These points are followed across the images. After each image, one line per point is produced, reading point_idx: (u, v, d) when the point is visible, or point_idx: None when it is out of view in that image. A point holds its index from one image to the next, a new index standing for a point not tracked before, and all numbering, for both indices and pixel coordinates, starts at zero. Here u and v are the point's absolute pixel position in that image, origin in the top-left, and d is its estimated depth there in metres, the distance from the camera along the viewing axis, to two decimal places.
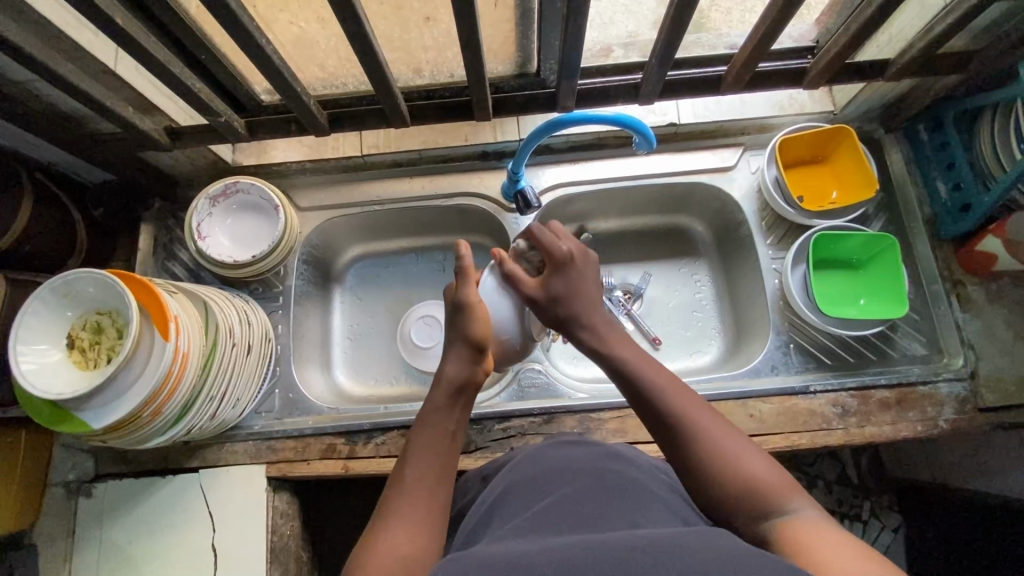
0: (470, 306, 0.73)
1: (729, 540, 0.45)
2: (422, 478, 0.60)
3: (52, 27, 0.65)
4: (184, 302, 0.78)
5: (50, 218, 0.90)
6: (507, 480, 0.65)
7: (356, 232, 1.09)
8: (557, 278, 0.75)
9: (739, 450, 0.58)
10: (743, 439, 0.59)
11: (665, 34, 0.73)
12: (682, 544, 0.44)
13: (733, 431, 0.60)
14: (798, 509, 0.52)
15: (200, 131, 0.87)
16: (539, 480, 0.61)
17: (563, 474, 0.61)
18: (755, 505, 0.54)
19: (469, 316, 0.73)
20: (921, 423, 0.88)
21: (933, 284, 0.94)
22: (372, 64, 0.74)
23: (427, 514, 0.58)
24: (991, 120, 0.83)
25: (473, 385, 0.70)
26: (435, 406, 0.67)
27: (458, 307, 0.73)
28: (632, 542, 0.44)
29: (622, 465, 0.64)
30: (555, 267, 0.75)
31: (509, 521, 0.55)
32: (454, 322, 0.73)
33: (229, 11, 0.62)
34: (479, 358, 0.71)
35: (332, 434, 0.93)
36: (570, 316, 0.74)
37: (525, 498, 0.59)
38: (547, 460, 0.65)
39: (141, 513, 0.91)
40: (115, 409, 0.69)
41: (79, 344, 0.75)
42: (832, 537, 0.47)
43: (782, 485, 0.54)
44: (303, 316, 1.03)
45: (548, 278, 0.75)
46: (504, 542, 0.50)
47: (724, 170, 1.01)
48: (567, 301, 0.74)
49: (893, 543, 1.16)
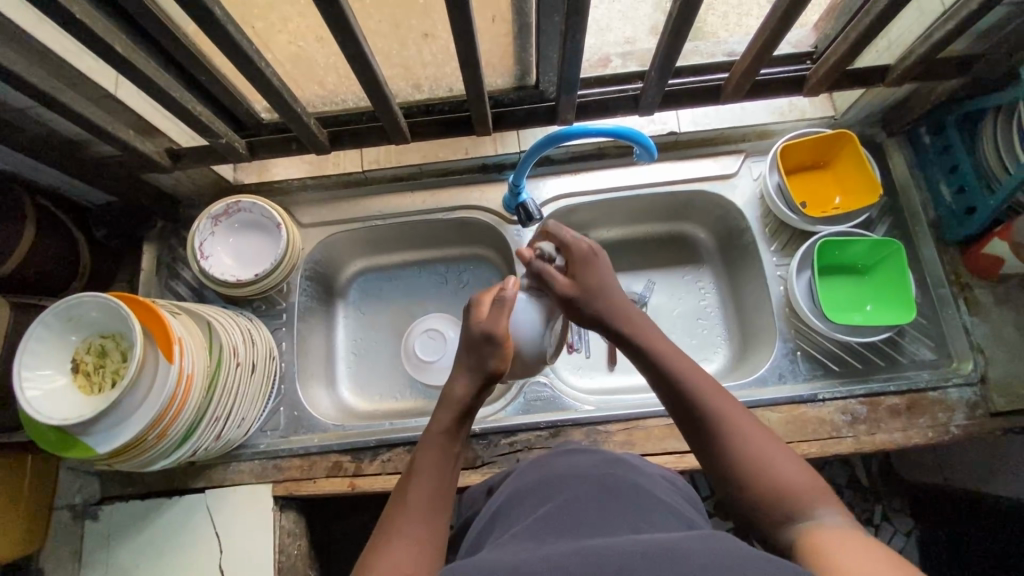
0: (499, 338, 0.66)
1: (732, 541, 0.44)
2: (425, 499, 0.59)
3: (52, 55, 0.66)
4: (187, 322, 0.78)
5: (54, 242, 0.91)
6: (510, 489, 0.64)
7: (358, 247, 1.09)
8: (584, 270, 0.72)
9: (769, 450, 0.57)
10: (774, 439, 0.58)
11: (665, 45, 0.73)
12: (684, 547, 0.43)
13: (765, 430, 0.59)
14: (826, 514, 0.51)
15: (201, 153, 0.87)
16: (539, 488, 0.60)
17: (565, 480, 0.60)
18: (783, 508, 0.53)
19: (493, 350, 0.66)
20: (932, 430, 0.87)
21: (940, 288, 0.93)
22: (372, 83, 0.74)
23: (430, 537, 0.56)
24: (993, 124, 0.83)
25: (476, 413, 0.67)
26: (441, 428, 0.64)
27: (486, 335, 0.66)
28: (634, 547, 0.44)
29: (623, 470, 0.63)
30: (580, 263, 0.73)
31: (513, 525, 0.55)
32: (472, 352, 0.67)
33: (228, 35, 0.62)
34: (488, 386, 0.67)
35: (338, 452, 0.93)
36: (603, 309, 0.70)
37: (527, 504, 0.59)
38: (549, 468, 0.65)
39: (148, 534, 0.90)
40: (121, 433, 0.69)
41: (84, 368, 0.75)
42: (858, 542, 0.47)
43: (810, 486, 0.54)
44: (306, 332, 1.03)
45: (577, 274, 0.72)
46: (504, 545, 0.50)
47: (725, 177, 1.00)
48: (599, 295, 0.71)
49: (906, 547, 1.14)
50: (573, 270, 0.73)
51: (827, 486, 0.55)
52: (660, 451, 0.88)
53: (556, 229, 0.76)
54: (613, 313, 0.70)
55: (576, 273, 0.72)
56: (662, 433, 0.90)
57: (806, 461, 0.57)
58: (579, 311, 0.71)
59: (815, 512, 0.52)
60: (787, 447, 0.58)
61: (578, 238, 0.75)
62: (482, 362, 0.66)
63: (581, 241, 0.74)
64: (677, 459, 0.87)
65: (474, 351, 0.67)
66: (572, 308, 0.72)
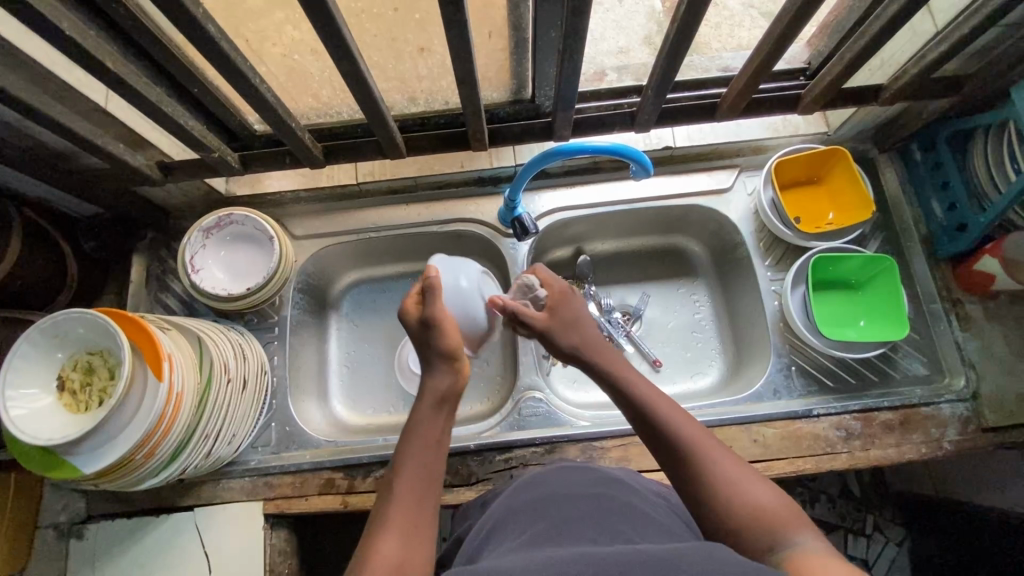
0: (437, 320, 0.68)
1: (730, 552, 0.44)
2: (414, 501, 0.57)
3: (39, 67, 0.64)
4: (177, 339, 0.77)
5: (41, 255, 0.89)
6: (503, 510, 0.63)
7: (352, 258, 1.08)
8: (558, 312, 0.74)
9: (744, 479, 0.56)
10: (745, 468, 0.58)
11: (661, 67, 0.74)
12: (682, 558, 0.43)
13: (735, 458, 0.59)
14: (801, 539, 0.50)
15: (192, 166, 0.86)
16: (535, 506, 0.59)
17: (557, 499, 0.59)
18: (764, 535, 0.52)
19: (438, 331, 0.68)
20: (925, 445, 0.87)
21: (932, 304, 0.94)
22: (367, 99, 0.74)
23: (418, 522, 0.55)
24: (984, 142, 0.84)
25: (454, 394, 0.67)
26: (427, 418, 0.64)
27: (425, 324, 0.69)
28: (631, 557, 0.43)
29: (618, 490, 0.62)
30: (555, 303, 0.75)
31: (508, 541, 0.54)
32: (421, 344, 0.69)
33: (222, 52, 0.61)
34: (457, 365, 0.67)
35: (330, 469, 0.91)
36: (578, 351, 0.72)
37: (520, 521, 0.57)
38: (544, 487, 0.63)
39: (137, 552, 0.88)
40: (108, 453, 0.68)
41: (70, 386, 0.73)
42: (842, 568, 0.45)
43: (786, 515, 0.53)
44: (298, 346, 1.02)
45: (552, 312, 0.74)
46: (502, 557, 0.49)
47: (719, 192, 1.01)
48: (572, 336, 0.72)
49: (897, 557, 1.16)
50: (547, 310, 0.75)
51: (799, 508, 0.54)
52: (656, 468, 0.88)
53: (537, 268, 0.80)
54: (581, 350, 0.72)
55: (549, 313, 0.74)
56: None
57: (777, 488, 0.56)
58: (554, 343, 0.73)
59: (795, 539, 0.51)
60: (762, 477, 0.57)
61: (559, 279, 0.78)
62: (432, 353, 0.68)
63: (558, 281, 0.78)
64: None
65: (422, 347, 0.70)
66: (543, 340, 0.74)
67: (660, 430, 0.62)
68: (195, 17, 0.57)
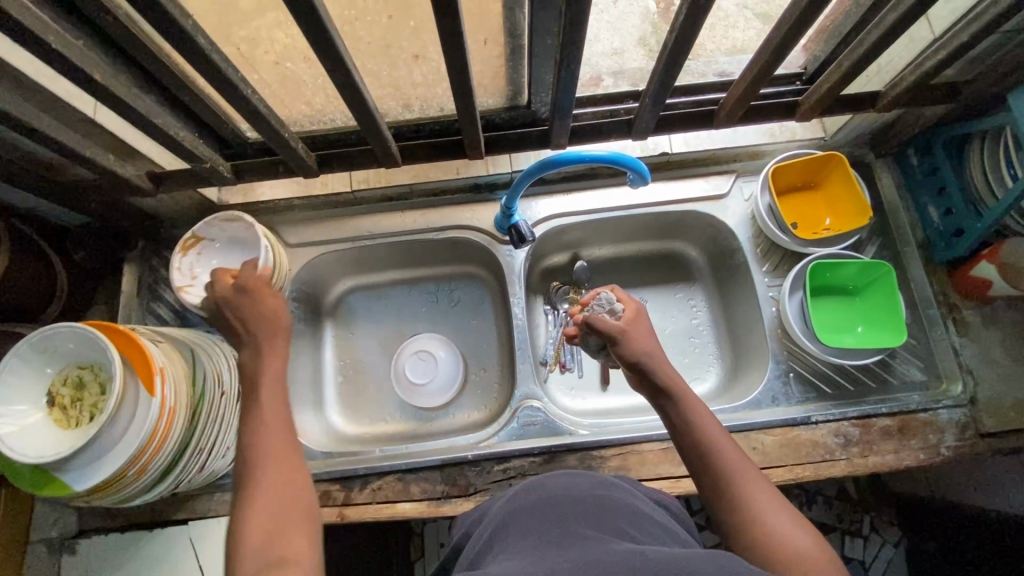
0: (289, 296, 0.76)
1: (739, 563, 0.44)
2: (280, 478, 0.59)
3: (26, 80, 0.63)
4: (169, 351, 0.75)
5: (31, 266, 0.88)
6: (504, 510, 0.61)
7: (347, 266, 1.07)
8: (634, 324, 0.76)
9: (780, 515, 0.58)
10: (782, 503, 0.59)
11: (658, 76, 0.73)
12: (691, 568, 0.42)
13: (773, 492, 0.60)
14: None
15: (183, 176, 0.85)
16: (535, 503, 0.58)
17: (557, 497, 0.58)
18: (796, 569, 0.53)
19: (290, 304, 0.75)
20: (923, 452, 0.87)
21: (929, 309, 0.94)
22: (362, 108, 0.73)
23: (290, 481, 0.59)
24: (980, 148, 0.84)
25: None
26: (261, 394, 0.65)
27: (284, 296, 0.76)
28: (641, 567, 0.43)
29: (619, 491, 0.61)
30: (632, 316, 0.77)
31: (511, 543, 0.53)
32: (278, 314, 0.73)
33: (212, 63, 0.60)
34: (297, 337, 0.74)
35: (326, 482, 0.90)
36: (652, 360, 0.71)
37: (520, 520, 0.56)
38: (541, 485, 0.62)
39: (130, 567, 0.87)
40: (100, 470, 0.67)
41: (60, 402, 0.72)
42: None
43: (819, 555, 0.54)
44: (293, 355, 1.00)
45: (630, 321, 0.76)
46: (509, 561, 0.48)
47: (716, 198, 1.00)
48: (647, 348, 0.72)
49: (893, 557, 1.18)
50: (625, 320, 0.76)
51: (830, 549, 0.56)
52: (655, 476, 0.88)
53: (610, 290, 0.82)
54: (653, 358, 0.71)
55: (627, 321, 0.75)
56: (656, 458, 0.89)
57: (812, 526, 0.57)
58: (629, 347, 0.72)
59: None
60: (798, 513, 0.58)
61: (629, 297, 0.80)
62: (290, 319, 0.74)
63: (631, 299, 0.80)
64: (673, 483, 0.87)
65: (250, 326, 0.71)
66: (616, 345, 0.73)
67: (705, 454, 0.63)
68: (185, 29, 0.56)
